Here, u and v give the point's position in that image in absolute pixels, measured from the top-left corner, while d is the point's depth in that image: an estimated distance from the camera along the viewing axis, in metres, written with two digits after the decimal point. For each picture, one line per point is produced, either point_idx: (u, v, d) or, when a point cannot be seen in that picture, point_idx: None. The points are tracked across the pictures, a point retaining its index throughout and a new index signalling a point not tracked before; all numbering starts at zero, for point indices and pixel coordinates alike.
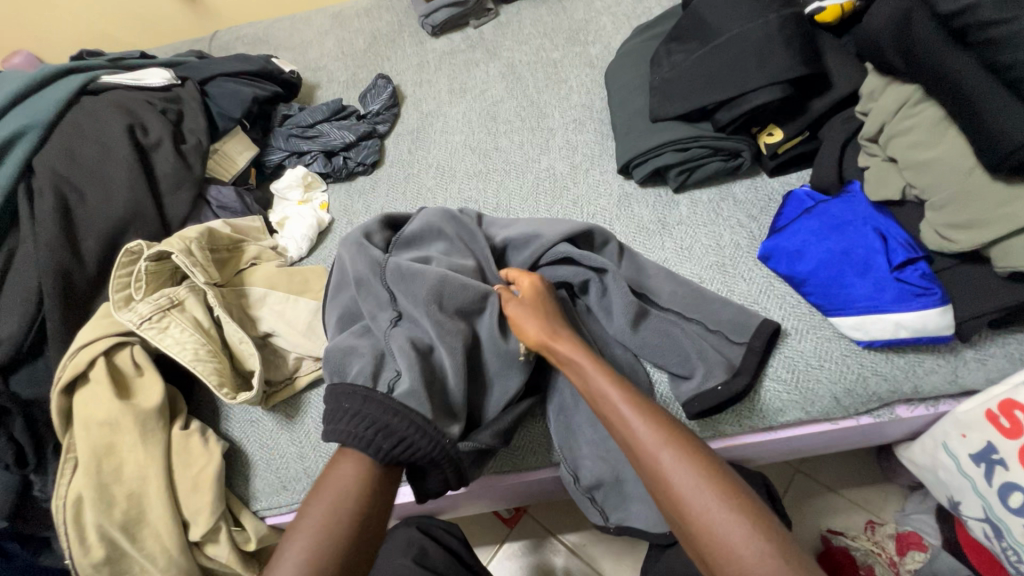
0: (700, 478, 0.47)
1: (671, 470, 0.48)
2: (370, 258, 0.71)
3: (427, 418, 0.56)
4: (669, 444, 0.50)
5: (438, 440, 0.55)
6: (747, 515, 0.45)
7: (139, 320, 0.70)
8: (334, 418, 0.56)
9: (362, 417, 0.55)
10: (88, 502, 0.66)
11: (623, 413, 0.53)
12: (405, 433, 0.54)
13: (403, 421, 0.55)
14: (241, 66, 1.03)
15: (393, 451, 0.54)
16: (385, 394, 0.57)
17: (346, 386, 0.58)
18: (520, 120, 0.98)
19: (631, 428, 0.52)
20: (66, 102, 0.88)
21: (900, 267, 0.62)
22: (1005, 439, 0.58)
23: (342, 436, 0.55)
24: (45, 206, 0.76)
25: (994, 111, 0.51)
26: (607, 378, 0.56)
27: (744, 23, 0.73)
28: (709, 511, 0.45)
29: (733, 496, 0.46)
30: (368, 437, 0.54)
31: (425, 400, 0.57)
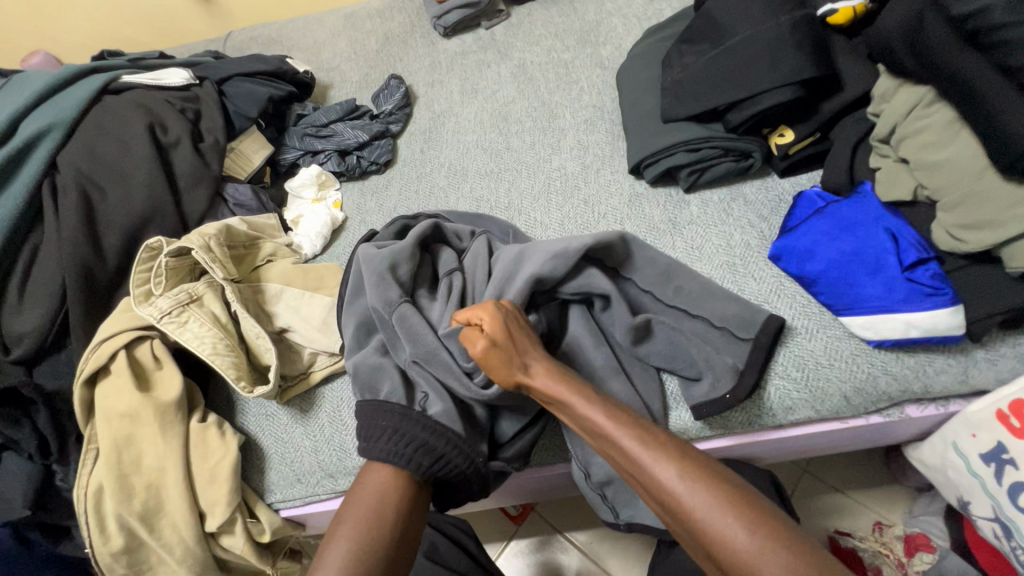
0: (712, 495, 0.47)
1: (681, 491, 0.48)
2: (384, 292, 0.68)
3: (463, 436, 0.60)
4: (674, 464, 0.50)
5: (472, 457, 0.60)
6: (765, 525, 0.45)
7: (159, 314, 0.71)
8: (369, 435, 0.60)
9: (403, 432, 0.59)
10: (109, 492, 0.67)
11: (622, 440, 0.53)
12: (443, 450, 0.59)
13: (442, 439, 0.59)
14: (257, 67, 1.04)
15: (432, 465, 0.58)
16: (419, 413, 0.61)
17: (384, 403, 0.62)
18: (531, 120, 0.99)
19: (633, 454, 0.52)
20: (88, 101, 0.90)
21: (911, 266, 0.62)
22: (1016, 438, 0.58)
23: (380, 452, 0.58)
24: (68, 203, 0.78)
25: (1006, 113, 0.52)
26: (599, 404, 0.56)
27: (756, 25, 0.74)
28: (727, 527, 0.45)
29: (747, 509, 0.46)
30: (408, 454, 0.58)
31: (457, 419, 0.62)
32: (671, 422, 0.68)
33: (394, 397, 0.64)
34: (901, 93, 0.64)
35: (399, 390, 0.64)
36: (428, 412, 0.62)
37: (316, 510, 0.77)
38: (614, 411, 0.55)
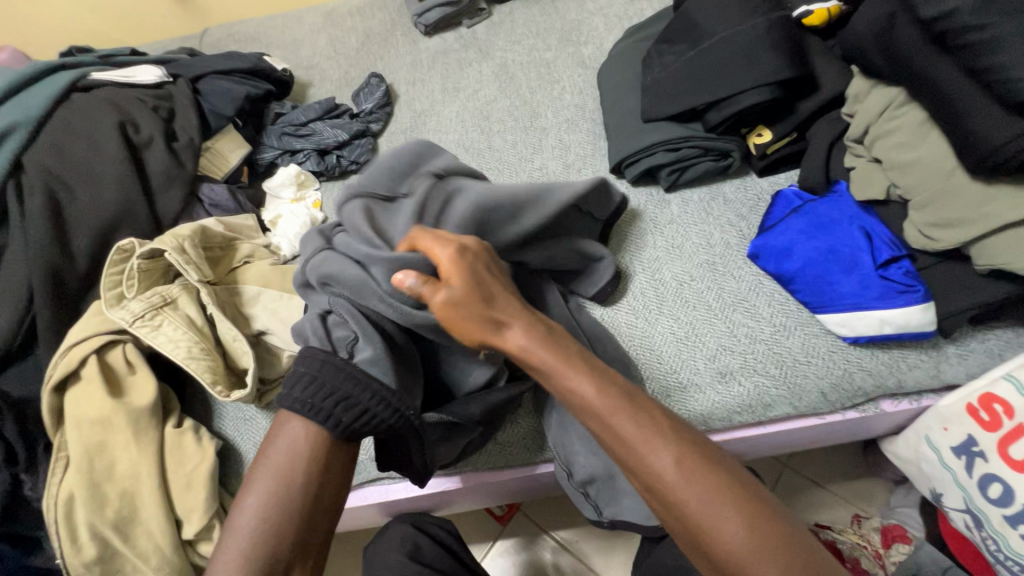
0: (713, 491, 0.45)
1: (679, 484, 0.45)
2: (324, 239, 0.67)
3: (391, 388, 0.56)
4: (672, 453, 0.46)
5: (398, 412, 0.55)
6: (763, 524, 0.44)
7: (132, 318, 0.70)
8: (293, 385, 0.55)
9: (319, 385, 0.54)
10: (80, 500, 0.65)
11: (617, 424, 0.47)
12: (365, 404, 0.54)
13: (363, 391, 0.54)
14: (233, 64, 1.02)
15: (353, 423, 0.54)
16: (343, 360, 0.56)
17: (310, 351, 0.57)
18: (513, 120, 0.99)
19: (628, 439, 0.47)
20: (55, 99, 0.87)
21: (885, 265, 0.64)
22: (986, 432, 0.60)
23: (297, 404, 0.54)
24: (35, 204, 0.76)
25: (974, 114, 0.53)
26: (590, 375, 0.49)
27: (733, 26, 0.75)
28: (723, 525, 0.44)
29: (747, 504, 0.44)
30: (325, 409, 0.53)
31: (388, 370, 0.57)
32: None
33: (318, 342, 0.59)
34: (875, 94, 0.65)
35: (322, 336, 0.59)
36: (355, 360, 0.58)
37: None
38: (605, 385, 0.49)
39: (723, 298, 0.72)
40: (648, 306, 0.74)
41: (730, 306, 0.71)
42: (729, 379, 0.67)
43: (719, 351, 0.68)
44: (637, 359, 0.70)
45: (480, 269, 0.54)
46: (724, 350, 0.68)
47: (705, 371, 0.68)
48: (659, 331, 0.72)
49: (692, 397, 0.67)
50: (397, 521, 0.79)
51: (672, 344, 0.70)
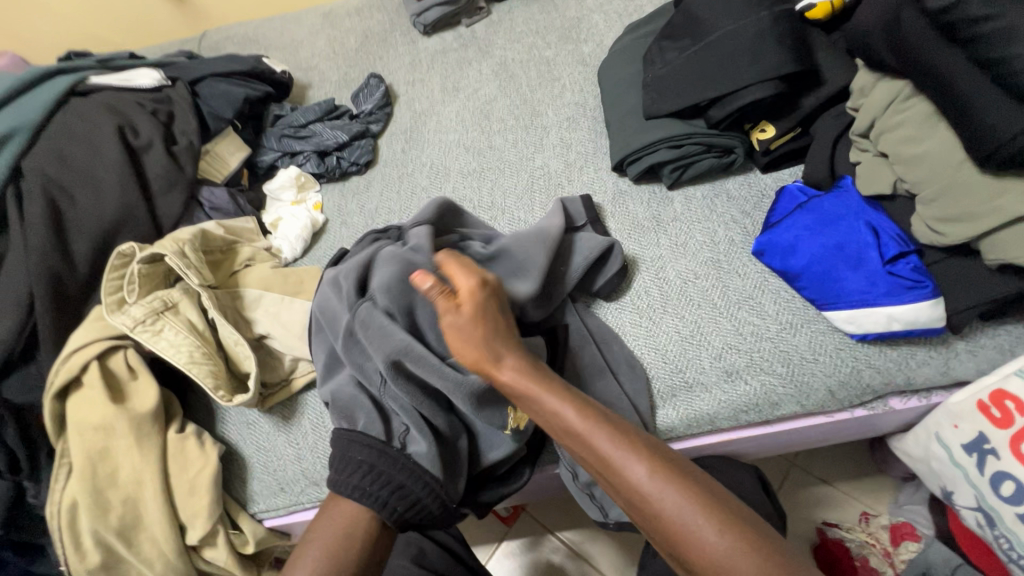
0: (693, 505, 0.47)
1: (654, 495, 0.48)
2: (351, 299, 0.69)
3: (440, 480, 0.59)
4: (650, 468, 0.49)
5: (446, 503, 0.60)
6: (744, 536, 0.45)
7: (133, 323, 0.69)
8: (344, 468, 0.60)
9: (377, 476, 0.59)
10: (83, 507, 0.65)
11: (596, 443, 0.50)
12: (417, 493, 0.58)
13: (417, 482, 0.59)
14: (232, 66, 1.02)
15: (404, 512, 0.58)
16: (398, 451, 0.61)
17: (365, 439, 0.61)
18: (514, 118, 0.98)
19: (604, 458, 0.50)
20: (54, 104, 0.87)
21: (892, 260, 0.63)
22: (997, 428, 0.59)
23: (353, 489, 0.58)
24: (35, 210, 0.75)
25: (983, 106, 0.52)
26: (579, 405, 0.52)
27: (735, 21, 0.74)
28: (704, 537, 0.45)
29: (726, 518, 0.46)
30: (381, 497, 0.58)
31: (438, 462, 0.60)
32: (657, 421, 0.67)
33: (372, 429, 0.63)
34: (880, 87, 0.64)
35: (377, 422, 0.63)
36: (408, 450, 0.61)
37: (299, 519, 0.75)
38: (590, 412, 0.52)
39: (728, 295, 0.71)
40: (652, 305, 0.73)
41: (735, 304, 0.70)
42: (735, 377, 0.66)
43: (725, 350, 0.68)
44: (642, 359, 0.70)
45: (492, 304, 0.55)
46: (730, 349, 0.68)
47: (710, 369, 0.67)
48: (663, 330, 0.71)
49: (698, 397, 0.67)
50: (402, 525, 0.79)
51: (677, 343, 0.69)
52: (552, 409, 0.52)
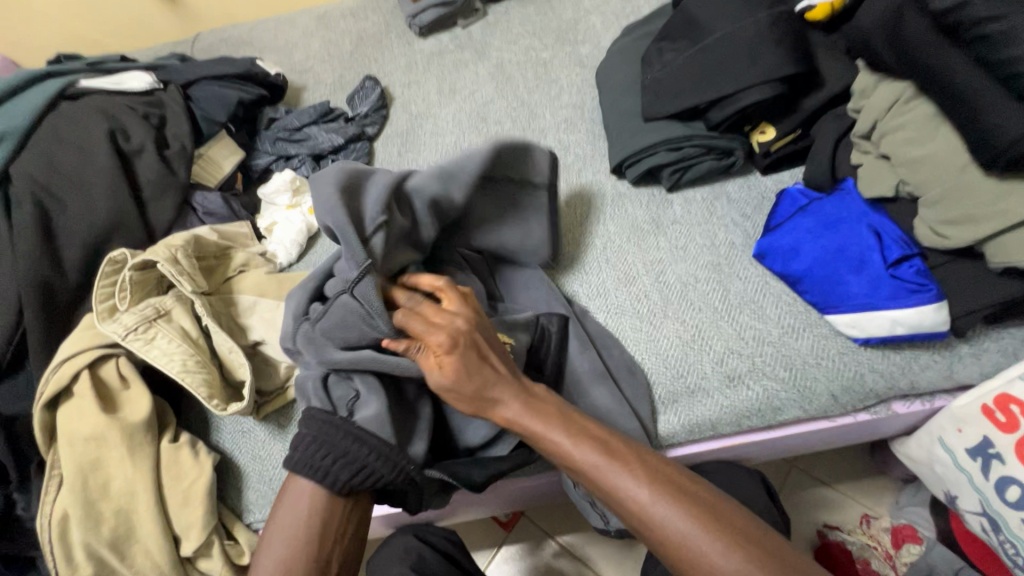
0: (693, 521, 0.48)
1: (654, 510, 0.49)
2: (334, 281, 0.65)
3: (391, 444, 0.56)
4: (650, 490, 0.50)
5: (400, 466, 0.57)
6: (746, 546, 0.46)
7: (124, 331, 0.68)
8: (290, 445, 0.57)
9: (318, 446, 0.55)
10: (75, 519, 0.64)
11: (594, 462, 0.52)
12: (366, 462, 0.55)
13: (362, 448, 0.55)
14: (225, 69, 1.01)
15: (353, 479, 0.55)
16: (343, 419, 0.57)
17: (307, 410, 0.58)
18: (511, 120, 0.97)
19: (607, 487, 0.51)
20: (43, 108, 0.85)
21: (895, 262, 0.62)
22: (1002, 433, 0.58)
23: (296, 464, 0.55)
24: (24, 216, 0.74)
25: (987, 109, 0.51)
26: (573, 433, 0.54)
27: (735, 22, 0.73)
28: (708, 552, 0.46)
29: (728, 531, 0.47)
30: (326, 468, 0.55)
31: (387, 424, 0.57)
32: (659, 427, 0.66)
33: (316, 401, 0.59)
34: (882, 88, 0.64)
35: (323, 392, 0.59)
36: (357, 416, 0.58)
37: None
38: (585, 440, 0.53)
39: (729, 300, 0.70)
40: (652, 309, 0.72)
41: (736, 308, 0.69)
42: (737, 383, 0.66)
43: (726, 355, 0.67)
44: (643, 364, 0.69)
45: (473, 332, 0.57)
46: (732, 354, 0.67)
47: (712, 375, 0.66)
48: (664, 335, 0.70)
49: (700, 403, 0.66)
50: (401, 533, 0.78)
51: (678, 348, 0.69)
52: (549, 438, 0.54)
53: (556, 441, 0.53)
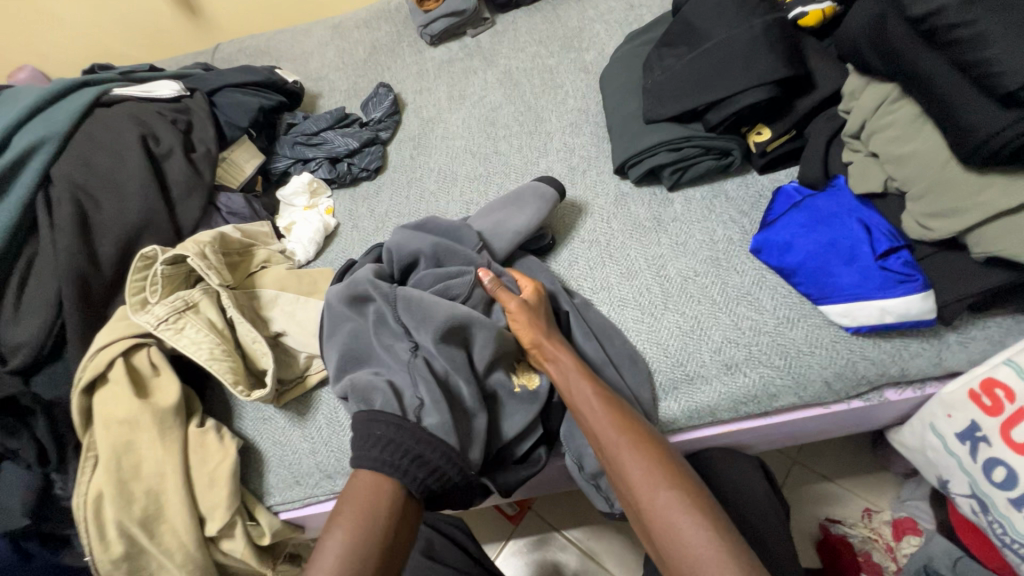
0: (653, 460, 0.55)
1: (626, 462, 0.56)
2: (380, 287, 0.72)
3: (457, 448, 0.59)
4: (630, 429, 0.58)
5: (466, 471, 0.60)
6: (688, 490, 0.52)
7: (156, 321, 0.73)
8: (364, 444, 0.59)
9: (396, 446, 0.58)
10: (108, 498, 0.68)
11: (596, 415, 0.60)
12: (437, 464, 0.58)
13: (436, 451, 0.58)
14: (247, 78, 1.06)
15: (426, 480, 0.58)
16: (415, 423, 0.60)
17: (381, 413, 0.60)
18: (519, 124, 1.02)
19: (593, 419, 0.60)
20: (79, 114, 0.91)
21: (884, 255, 0.65)
22: (988, 416, 0.61)
23: (374, 461, 0.57)
24: (63, 215, 0.79)
25: (964, 107, 0.55)
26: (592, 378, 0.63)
27: (730, 29, 0.77)
28: (654, 485, 0.53)
29: (677, 476, 0.54)
30: (404, 467, 0.57)
31: (453, 432, 0.60)
32: (660, 413, 0.69)
33: (389, 408, 0.61)
34: (870, 90, 0.67)
35: (393, 400, 0.62)
36: (423, 423, 0.61)
37: (314, 512, 0.78)
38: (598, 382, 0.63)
39: (728, 292, 0.74)
40: (653, 301, 0.75)
41: (734, 300, 0.73)
42: (734, 370, 0.69)
43: (725, 344, 0.70)
44: (645, 353, 0.72)
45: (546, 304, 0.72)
46: (730, 343, 0.70)
47: (711, 362, 0.70)
48: (665, 325, 0.73)
49: (700, 389, 0.69)
50: None
51: (679, 337, 0.72)
52: (573, 376, 0.63)
53: (576, 378, 0.63)
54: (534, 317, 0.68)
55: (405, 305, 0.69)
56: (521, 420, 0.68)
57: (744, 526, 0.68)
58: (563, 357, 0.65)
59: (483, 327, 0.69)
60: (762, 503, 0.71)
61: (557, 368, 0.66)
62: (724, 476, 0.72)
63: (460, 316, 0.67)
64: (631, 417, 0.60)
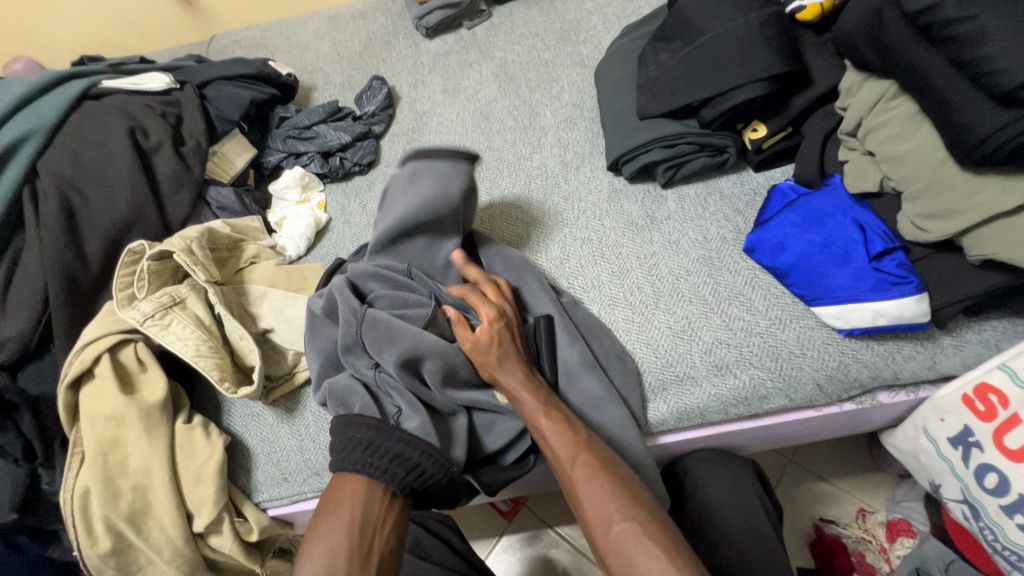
0: (607, 490, 0.54)
1: (582, 492, 0.55)
2: (349, 304, 0.69)
3: (437, 446, 0.61)
4: (585, 459, 0.57)
5: (449, 468, 0.60)
6: (643, 520, 0.52)
7: (142, 317, 0.72)
8: (344, 448, 0.60)
9: (376, 447, 0.59)
10: (94, 494, 0.68)
11: (556, 448, 0.59)
12: (418, 460, 0.59)
13: (414, 449, 0.59)
14: (238, 70, 1.05)
15: (408, 477, 0.58)
16: (394, 426, 0.61)
17: (357, 416, 0.61)
18: (513, 119, 1.00)
19: (552, 451, 0.59)
20: (68, 106, 0.90)
21: (878, 256, 0.64)
22: (981, 422, 0.60)
23: (354, 463, 0.58)
24: (50, 209, 0.78)
25: (961, 106, 0.53)
26: (547, 407, 0.61)
27: (726, 23, 0.76)
28: (608, 516, 0.53)
29: (635, 505, 0.53)
30: (383, 466, 0.58)
31: (433, 431, 0.62)
32: (648, 414, 0.69)
33: (368, 411, 0.63)
34: (867, 87, 0.66)
35: (372, 405, 0.64)
36: (403, 426, 0.62)
37: (303, 509, 0.77)
38: (555, 411, 0.61)
39: (719, 292, 0.73)
40: (644, 301, 0.74)
41: (726, 301, 0.72)
42: (725, 371, 0.68)
43: (715, 346, 0.69)
44: (635, 354, 0.71)
45: (509, 331, 0.67)
46: (720, 345, 0.69)
47: (701, 364, 0.69)
48: (655, 325, 0.72)
49: (689, 390, 0.68)
50: None
51: (669, 338, 0.71)
52: (529, 408, 0.61)
53: (532, 408, 0.61)
54: (490, 352, 0.64)
55: (368, 328, 0.67)
56: (510, 425, 0.68)
57: (734, 530, 0.67)
58: (518, 389, 0.63)
59: (438, 357, 0.66)
60: (755, 505, 0.70)
61: (513, 397, 0.63)
62: (716, 478, 0.72)
63: (420, 348, 0.66)
64: (592, 445, 0.59)
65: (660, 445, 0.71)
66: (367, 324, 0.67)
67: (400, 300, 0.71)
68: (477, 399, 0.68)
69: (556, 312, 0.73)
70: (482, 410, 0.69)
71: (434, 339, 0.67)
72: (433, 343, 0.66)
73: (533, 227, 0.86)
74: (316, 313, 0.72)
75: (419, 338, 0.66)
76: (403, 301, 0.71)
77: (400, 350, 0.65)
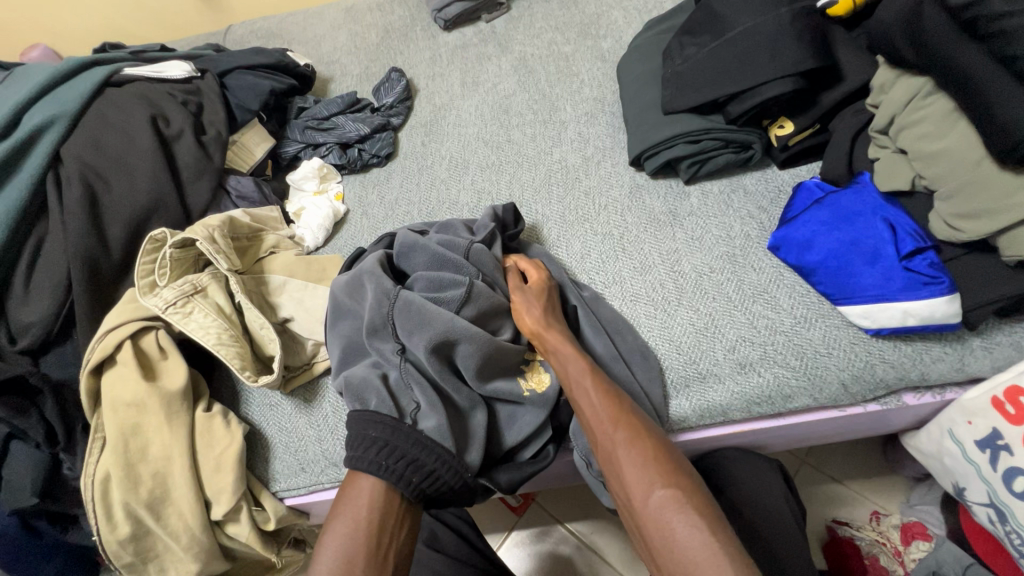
0: (649, 457, 0.54)
1: (622, 454, 0.55)
2: (381, 286, 0.69)
3: (452, 451, 0.60)
4: (627, 422, 0.57)
5: (460, 472, 0.60)
6: (683, 488, 0.51)
7: (165, 304, 0.72)
8: (359, 445, 0.60)
9: (391, 450, 0.59)
10: (116, 480, 0.68)
11: (597, 410, 0.58)
12: (432, 466, 0.59)
13: (430, 455, 0.59)
14: (259, 60, 1.05)
15: (421, 484, 0.58)
16: (410, 427, 0.61)
17: (375, 415, 0.61)
18: (532, 113, 0.99)
19: (592, 413, 0.59)
20: (90, 93, 0.90)
21: (909, 256, 0.63)
22: (1010, 425, 0.59)
23: (369, 463, 0.58)
24: (73, 195, 0.78)
25: (1002, 104, 0.53)
26: (593, 369, 0.62)
27: (755, 17, 0.75)
28: (648, 483, 0.52)
29: (677, 476, 0.52)
30: (399, 471, 0.58)
31: (448, 433, 0.61)
32: (670, 411, 0.68)
33: (384, 409, 0.62)
34: (901, 84, 0.65)
35: (388, 401, 0.63)
36: (420, 426, 0.61)
37: (319, 499, 0.77)
38: (597, 373, 0.62)
39: (744, 290, 0.72)
40: (667, 297, 0.74)
41: (751, 298, 0.71)
42: (749, 370, 0.67)
43: (740, 343, 0.69)
44: (658, 344, 0.71)
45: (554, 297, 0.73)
46: (744, 342, 0.68)
47: (725, 362, 0.68)
48: (678, 322, 0.72)
49: (712, 388, 0.68)
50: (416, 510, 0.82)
51: (692, 335, 0.70)
52: (573, 365, 0.63)
53: (576, 369, 0.62)
54: (536, 309, 0.70)
55: (402, 309, 0.67)
56: (532, 423, 0.67)
57: (756, 532, 0.66)
58: (564, 348, 0.64)
59: (472, 341, 0.66)
60: (780, 506, 0.69)
61: (557, 354, 0.65)
62: (739, 478, 0.71)
63: (452, 332, 0.65)
64: (632, 409, 0.59)
65: (679, 442, 0.71)
66: (401, 305, 0.67)
67: (436, 281, 0.70)
68: (504, 390, 0.68)
69: (580, 300, 0.74)
70: (504, 406, 0.69)
71: (468, 324, 0.66)
72: (464, 328, 0.65)
73: (552, 223, 0.85)
74: (338, 298, 0.72)
75: (451, 321, 0.66)
76: (438, 283, 0.70)
77: (433, 335, 0.64)
